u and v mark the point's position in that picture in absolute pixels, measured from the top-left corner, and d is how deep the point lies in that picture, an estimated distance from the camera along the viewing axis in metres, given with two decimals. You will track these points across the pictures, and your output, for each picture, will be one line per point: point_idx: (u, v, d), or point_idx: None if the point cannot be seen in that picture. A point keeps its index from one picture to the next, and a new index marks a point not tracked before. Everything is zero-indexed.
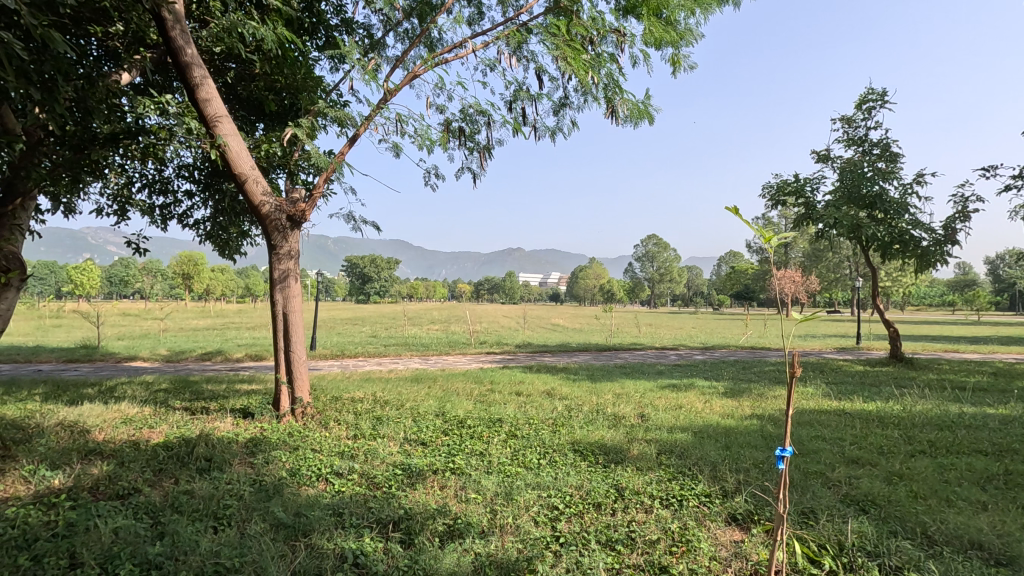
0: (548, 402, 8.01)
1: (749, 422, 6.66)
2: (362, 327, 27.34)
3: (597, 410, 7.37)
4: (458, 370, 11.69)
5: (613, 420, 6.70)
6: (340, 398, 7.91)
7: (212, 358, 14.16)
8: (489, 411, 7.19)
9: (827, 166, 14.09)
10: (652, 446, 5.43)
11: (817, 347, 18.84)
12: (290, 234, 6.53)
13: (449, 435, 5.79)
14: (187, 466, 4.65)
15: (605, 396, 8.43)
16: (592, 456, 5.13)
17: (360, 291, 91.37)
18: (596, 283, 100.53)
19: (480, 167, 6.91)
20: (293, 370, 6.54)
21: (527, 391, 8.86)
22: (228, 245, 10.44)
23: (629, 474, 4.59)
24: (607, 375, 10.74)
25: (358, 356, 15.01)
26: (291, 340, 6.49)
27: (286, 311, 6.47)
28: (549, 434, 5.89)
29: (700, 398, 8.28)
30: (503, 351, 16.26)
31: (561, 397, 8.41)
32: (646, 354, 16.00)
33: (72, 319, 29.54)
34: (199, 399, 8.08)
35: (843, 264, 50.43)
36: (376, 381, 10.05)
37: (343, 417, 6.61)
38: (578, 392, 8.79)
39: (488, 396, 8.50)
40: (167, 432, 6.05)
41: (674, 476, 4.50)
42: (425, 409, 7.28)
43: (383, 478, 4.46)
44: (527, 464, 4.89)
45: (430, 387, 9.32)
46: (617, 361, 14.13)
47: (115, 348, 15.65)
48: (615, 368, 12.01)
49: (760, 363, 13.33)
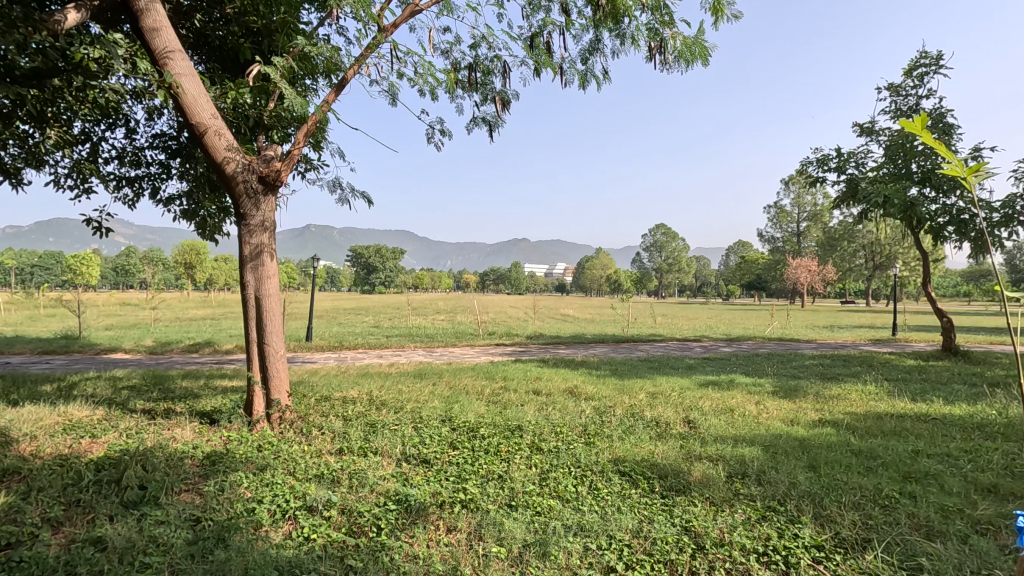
0: (574, 404, 6.83)
1: (823, 431, 5.45)
2: (364, 317, 26.17)
3: (636, 415, 6.17)
4: (467, 364, 10.52)
5: (658, 429, 5.50)
6: (331, 399, 6.79)
7: (200, 350, 13.06)
8: (506, 416, 6.02)
9: (872, 140, 12.72)
10: (719, 465, 4.24)
11: (848, 338, 17.57)
12: (264, 200, 5.32)
13: (459, 450, 4.62)
14: (114, 497, 3.50)
15: (639, 396, 7.25)
16: (645, 482, 3.94)
17: (365, 281, 90.37)
18: (604, 273, 99.08)
19: (497, 118, 5.70)
20: (268, 366, 5.37)
21: (547, 390, 7.68)
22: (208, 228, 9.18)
23: (704, 514, 3.41)
24: (634, 370, 9.55)
25: (357, 348, 13.90)
26: (266, 329, 5.32)
27: (259, 295, 5.29)
28: (585, 449, 4.71)
29: (752, 400, 7.07)
30: (513, 343, 15.08)
31: (588, 397, 7.22)
32: (669, 346, 14.80)
33: (66, 309, 28.37)
34: (168, 399, 6.94)
35: (859, 253, 49.04)
36: (375, 377, 8.92)
37: (329, 424, 5.46)
38: (606, 391, 7.63)
39: (503, 395, 7.33)
40: (112, 443, 4.92)
41: (766, 516, 3.31)
42: (430, 412, 6.13)
43: (370, 518, 3.29)
44: (562, 496, 3.71)
45: (436, 385, 8.17)
46: (641, 354, 12.92)
47: (97, 338, 14.59)
48: (641, 363, 10.82)
49: (799, 357, 12.12)
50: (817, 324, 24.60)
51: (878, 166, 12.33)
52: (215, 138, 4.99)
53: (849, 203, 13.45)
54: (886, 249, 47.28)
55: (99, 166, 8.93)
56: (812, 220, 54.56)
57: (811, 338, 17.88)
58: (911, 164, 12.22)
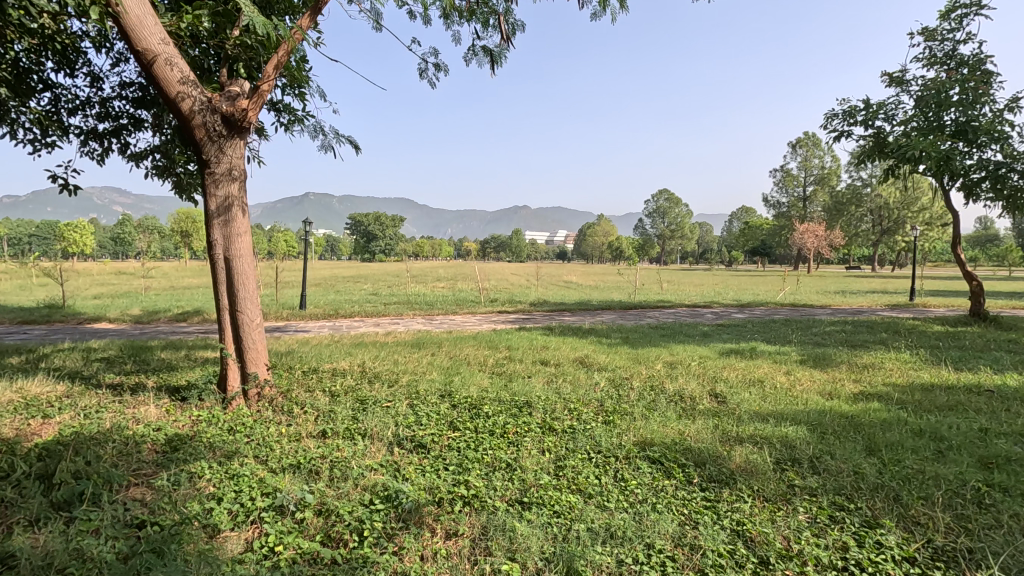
0: (587, 376, 6.22)
1: (869, 405, 4.85)
2: (362, 285, 25.49)
3: (657, 388, 5.55)
4: (468, 333, 9.92)
5: (684, 405, 4.90)
6: (320, 371, 6.18)
7: (188, 318, 12.47)
8: (513, 390, 5.42)
9: (902, 91, 11.80)
10: (763, 450, 3.63)
11: (863, 304, 16.96)
12: (231, 144, 4.56)
13: (460, 433, 4.01)
14: (42, 497, 2.88)
15: (657, 367, 6.65)
16: (680, 471, 3.34)
17: (365, 249, 89.50)
18: (606, 240, 98.10)
19: (503, 47, 4.91)
20: (242, 336, 4.73)
21: (556, 361, 7.08)
22: (184, 187, 8.41)
23: (760, 515, 2.79)
24: (646, 338, 8.94)
25: (353, 316, 13.30)
26: (238, 294, 4.66)
27: (228, 255, 4.60)
28: (606, 429, 4.10)
29: (781, 370, 6.46)
30: (516, 310, 14.47)
31: (601, 368, 6.62)
32: (678, 313, 14.19)
33: (61, 278, 27.71)
34: (141, 372, 6.34)
35: (866, 218, 48.08)
36: (369, 347, 8.32)
37: (314, 401, 4.85)
38: (620, 361, 7.02)
39: (508, 367, 6.74)
40: (64, 425, 4.30)
41: (837, 518, 2.70)
42: (429, 386, 5.53)
43: (353, 522, 2.69)
44: (583, 490, 3.09)
45: (435, 355, 7.57)
46: (652, 321, 12.31)
47: (82, 307, 13.97)
48: (653, 330, 10.22)
49: (818, 323, 11.52)
50: (826, 289, 24.00)
51: (908, 118, 11.46)
52: (167, 70, 4.24)
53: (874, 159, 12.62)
54: (894, 214, 46.34)
55: (62, 118, 8.08)
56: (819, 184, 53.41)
57: (823, 303, 17.28)
58: (946, 116, 11.34)
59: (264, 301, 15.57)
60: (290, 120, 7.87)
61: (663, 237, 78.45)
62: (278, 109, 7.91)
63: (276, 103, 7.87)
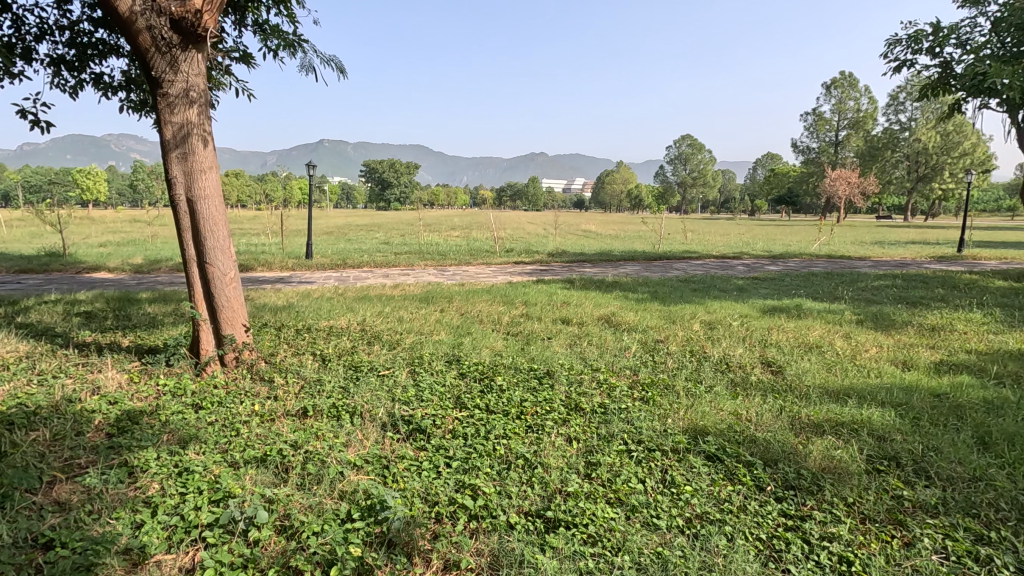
0: (616, 338, 5.47)
1: (959, 379, 4.04)
2: (374, 233, 24.76)
3: (698, 355, 4.79)
4: (482, 286, 9.20)
5: (734, 378, 4.14)
6: (314, 330, 5.51)
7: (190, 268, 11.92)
8: (532, 355, 4.70)
9: (977, 12, 10.30)
10: (849, 443, 2.88)
11: (904, 255, 15.81)
12: (185, 60, 3.71)
13: (467, 412, 3.31)
14: None
15: (695, 329, 5.87)
16: (747, 473, 2.61)
17: (380, 197, 88.34)
18: (625, 187, 95.52)
19: None
20: (213, 294, 4.03)
21: (579, 319, 6.33)
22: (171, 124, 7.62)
23: (870, 548, 2.07)
24: (677, 293, 8.14)
25: (362, 266, 12.63)
26: (205, 245, 3.92)
27: (190, 197, 3.83)
28: (646, 410, 3.36)
29: (839, 333, 5.63)
30: (533, 261, 13.66)
31: (631, 329, 5.87)
32: (707, 265, 13.27)
33: (74, 226, 27.44)
34: (121, 329, 5.73)
35: (902, 164, 45.53)
36: (373, 301, 7.64)
37: (302, 368, 4.19)
38: (652, 319, 6.25)
39: (526, 326, 6.01)
40: (8, 394, 3.68)
41: (984, 560, 1.96)
42: (436, 350, 4.83)
43: (321, 550, 2.02)
44: (625, 501, 2.38)
45: (445, 311, 6.86)
46: (680, 274, 11.43)
47: (84, 256, 13.50)
48: (684, 284, 9.39)
49: (863, 277, 10.56)
50: (860, 240, 22.70)
51: (983, 44, 10.03)
52: None
53: (938, 93, 11.23)
54: (932, 159, 43.69)
55: (27, 45, 7.17)
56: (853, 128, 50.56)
57: (861, 255, 16.15)
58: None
59: (271, 249, 14.95)
60: (278, 44, 6.88)
61: (684, 184, 75.93)
62: (265, 32, 6.91)
63: (261, 25, 6.87)
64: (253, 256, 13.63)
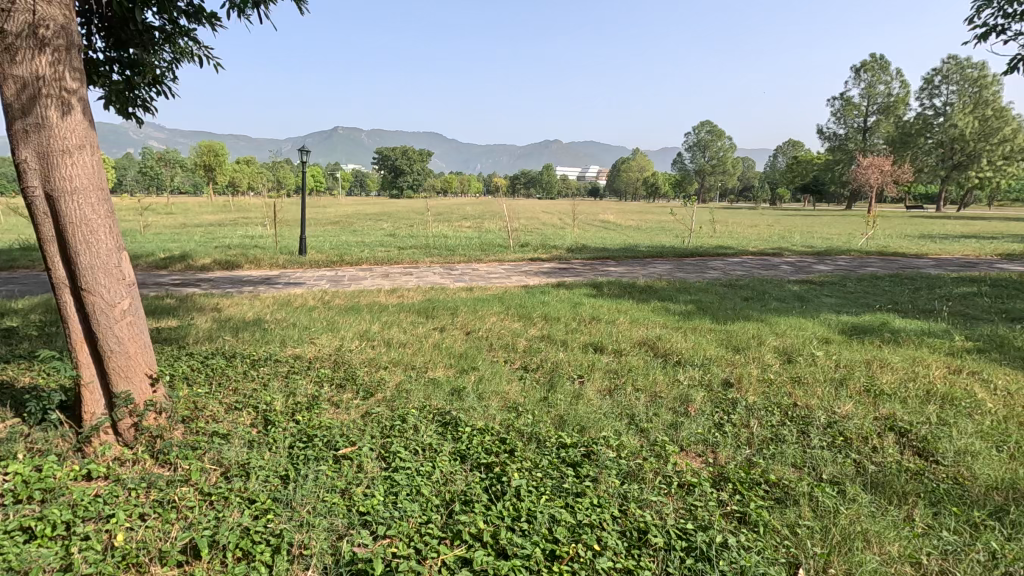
0: (669, 379, 4.12)
1: None
2: (380, 224, 23.44)
3: (793, 416, 3.42)
4: (493, 292, 7.86)
5: (867, 466, 2.76)
6: (271, 365, 4.22)
7: (170, 266, 10.72)
8: (562, 415, 3.37)
9: None
10: None
11: (965, 253, 14.09)
12: None
13: (463, 558, 2.00)
14: None
15: (770, 363, 4.49)
16: None
17: (392, 184, 87.13)
18: (642, 175, 93.11)
19: None
20: (96, 333, 2.72)
21: (616, 345, 4.98)
22: (131, 101, 6.42)
23: None
24: (728, 306, 6.75)
25: (360, 264, 11.33)
26: (79, 262, 2.62)
27: (49, 190, 2.52)
28: (762, 556, 2.01)
29: (966, 374, 4.21)
30: (550, 258, 12.25)
31: (686, 362, 4.50)
32: (748, 263, 11.80)
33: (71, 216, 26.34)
34: (32, 356, 4.49)
35: (937, 152, 43.11)
36: (362, 313, 6.34)
37: (229, 441, 2.88)
38: (710, 348, 4.86)
39: (550, 356, 4.67)
40: None
41: None
42: (428, 404, 3.52)
43: None
44: None
45: (446, 330, 5.54)
46: (720, 275, 9.96)
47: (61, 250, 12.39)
48: (729, 291, 7.96)
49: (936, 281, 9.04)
50: (903, 233, 20.83)
51: None
52: None
53: None
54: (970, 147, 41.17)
55: None
56: (884, 113, 48.07)
57: (914, 251, 14.48)
58: None
59: (264, 243, 13.70)
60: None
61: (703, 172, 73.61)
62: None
63: None
64: (244, 250, 12.41)
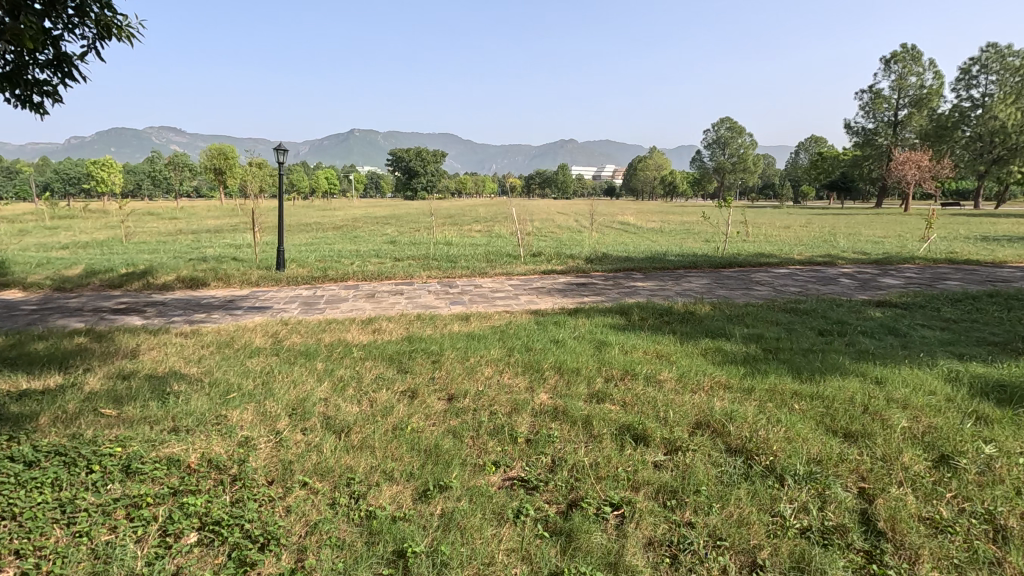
0: (768, 517, 2.45)
1: None
2: (387, 229, 21.86)
3: None
4: (493, 322, 6.22)
5: None
6: (119, 485, 2.64)
7: (127, 285, 9.28)
8: None
9: None
10: None
11: None
12: None
13: None
14: None
15: (920, 474, 2.79)
16: None
17: (404, 186, 85.89)
18: (659, 174, 90.57)
19: None
20: None
21: (665, 429, 3.30)
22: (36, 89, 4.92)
23: None
24: (803, 347, 5.04)
25: (345, 280, 9.77)
26: None
27: None
28: None
29: None
30: (567, 271, 10.54)
31: (784, 472, 2.81)
32: (800, 277, 9.94)
33: (73, 221, 25.67)
34: None
35: (973, 145, 39.95)
36: (312, 362, 4.75)
37: None
38: (811, 436, 3.17)
39: (568, 453, 3.03)
40: None
41: None
42: None
43: None
44: None
45: (417, 396, 3.91)
46: (772, 295, 8.17)
47: (18, 265, 11.07)
48: (795, 321, 6.22)
49: None
50: (967, 237, 18.17)
51: None
52: None
53: None
54: (1009, 140, 37.46)
55: None
56: (915, 105, 45.10)
57: (993, 259, 12.23)
58: None
59: (243, 255, 12.15)
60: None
61: (722, 170, 70.97)
62: None
63: None
64: (218, 264, 10.93)
